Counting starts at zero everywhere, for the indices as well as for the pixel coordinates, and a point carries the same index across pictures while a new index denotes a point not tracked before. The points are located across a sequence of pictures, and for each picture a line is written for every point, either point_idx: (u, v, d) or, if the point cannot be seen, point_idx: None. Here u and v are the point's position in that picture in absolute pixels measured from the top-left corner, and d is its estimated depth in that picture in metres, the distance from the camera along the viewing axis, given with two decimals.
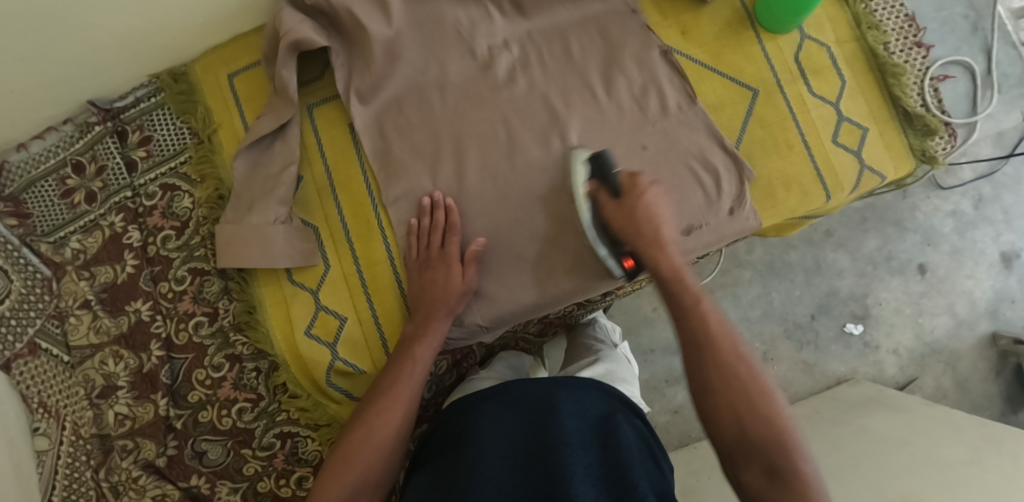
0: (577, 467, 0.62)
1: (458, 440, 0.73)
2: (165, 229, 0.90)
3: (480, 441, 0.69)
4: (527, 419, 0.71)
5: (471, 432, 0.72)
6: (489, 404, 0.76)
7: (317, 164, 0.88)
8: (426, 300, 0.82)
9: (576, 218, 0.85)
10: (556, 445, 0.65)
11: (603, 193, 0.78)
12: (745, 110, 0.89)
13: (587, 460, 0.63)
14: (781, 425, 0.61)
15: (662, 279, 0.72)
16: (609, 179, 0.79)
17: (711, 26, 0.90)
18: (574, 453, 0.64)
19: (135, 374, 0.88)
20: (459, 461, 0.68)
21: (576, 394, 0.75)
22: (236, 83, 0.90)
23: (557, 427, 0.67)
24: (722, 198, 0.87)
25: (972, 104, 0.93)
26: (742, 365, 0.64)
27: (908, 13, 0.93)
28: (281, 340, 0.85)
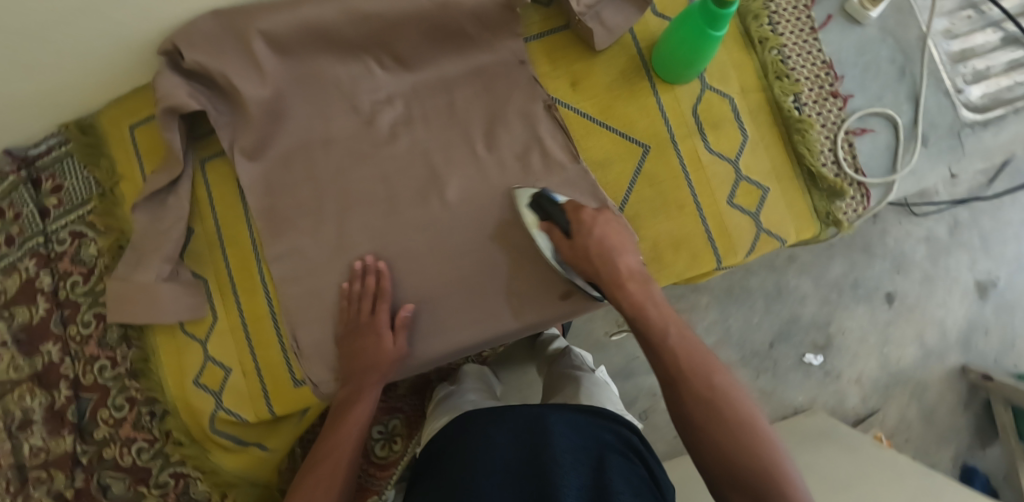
0: (568, 489, 0.63)
1: (449, 465, 0.73)
2: (74, 275, 0.95)
3: (480, 460, 0.70)
4: (524, 439, 0.72)
5: (470, 452, 0.72)
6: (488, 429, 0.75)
7: (207, 219, 0.90)
8: (359, 368, 0.80)
9: (459, 278, 0.84)
10: (550, 465, 0.66)
11: (557, 230, 0.78)
12: (634, 167, 0.85)
13: (578, 482, 0.65)
14: (769, 458, 0.59)
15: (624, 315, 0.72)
16: (556, 217, 0.79)
17: (605, 76, 0.86)
18: (567, 476, 0.65)
19: (47, 410, 0.94)
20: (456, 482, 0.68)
21: (573, 419, 0.76)
22: (137, 134, 0.93)
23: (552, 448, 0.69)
24: None
25: (890, 161, 0.87)
26: (722, 398, 0.62)
27: (825, 60, 0.87)
28: (171, 387, 0.89)
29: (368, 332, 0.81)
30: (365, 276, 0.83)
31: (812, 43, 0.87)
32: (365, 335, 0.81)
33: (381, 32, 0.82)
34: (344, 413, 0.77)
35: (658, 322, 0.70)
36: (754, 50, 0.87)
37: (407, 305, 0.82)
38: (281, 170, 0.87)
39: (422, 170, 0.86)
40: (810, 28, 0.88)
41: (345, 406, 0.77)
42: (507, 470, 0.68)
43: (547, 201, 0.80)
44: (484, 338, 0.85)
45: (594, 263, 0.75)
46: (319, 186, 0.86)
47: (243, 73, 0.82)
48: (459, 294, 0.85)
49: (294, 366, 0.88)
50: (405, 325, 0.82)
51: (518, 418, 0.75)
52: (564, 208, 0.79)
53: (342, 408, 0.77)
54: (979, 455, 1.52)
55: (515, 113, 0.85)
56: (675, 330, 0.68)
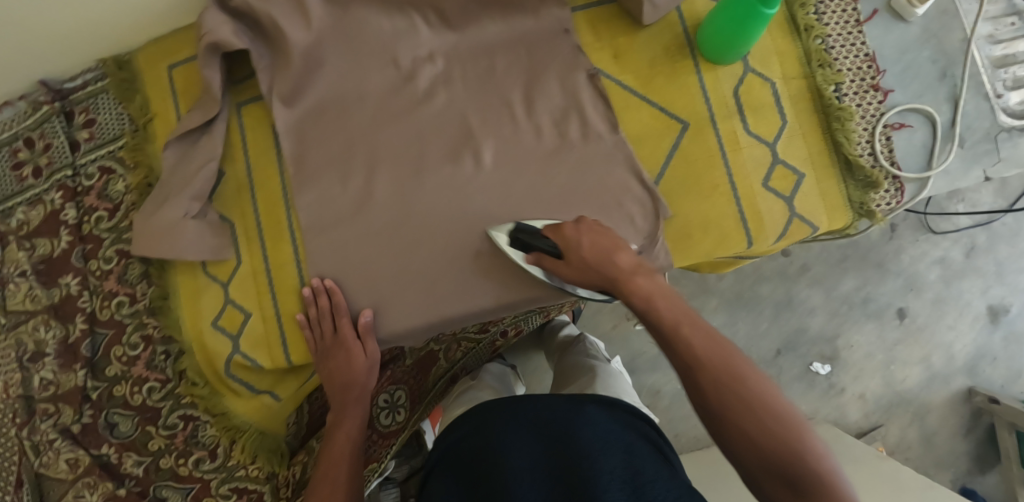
0: (602, 474, 0.64)
1: (474, 459, 0.72)
2: (99, 210, 0.94)
3: (506, 455, 0.69)
4: (548, 429, 0.72)
5: (491, 447, 0.71)
6: (497, 423, 0.75)
7: (238, 162, 0.90)
8: (338, 386, 0.83)
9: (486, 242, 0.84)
10: (580, 457, 0.66)
11: (548, 257, 0.76)
12: (671, 143, 0.85)
13: (611, 465, 0.65)
14: (796, 437, 0.58)
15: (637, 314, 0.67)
16: (538, 245, 0.78)
17: (646, 52, 0.86)
18: (601, 462, 0.65)
19: (60, 343, 0.94)
20: (489, 477, 0.68)
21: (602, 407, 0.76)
22: (174, 74, 0.92)
23: (580, 440, 0.69)
24: (632, 235, 0.83)
25: (927, 158, 0.87)
26: (745, 383, 0.60)
27: (868, 53, 0.87)
28: (189, 327, 0.89)
29: (336, 351, 0.84)
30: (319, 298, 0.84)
31: (857, 35, 0.88)
32: (335, 354, 0.84)
33: None
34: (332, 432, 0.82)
35: (670, 317, 0.65)
36: (798, 37, 0.86)
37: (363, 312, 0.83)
38: (316, 118, 0.86)
39: (457, 131, 0.86)
40: (856, 19, 0.88)
41: (334, 426, 0.82)
42: (536, 467, 0.67)
43: (525, 231, 0.80)
44: (509, 302, 0.85)
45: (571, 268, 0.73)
46: (352, 139, 0.86)
47: (289, 17, 0.82)
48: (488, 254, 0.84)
49: (315, 316, 0.87)
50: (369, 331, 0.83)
51: (532, 412, 0.76)
52: (542, 233, 0.78)
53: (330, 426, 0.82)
54: (978, 480, 1.52)
55: (554, 81, 0.85)
56: (676, 320, 0.65)
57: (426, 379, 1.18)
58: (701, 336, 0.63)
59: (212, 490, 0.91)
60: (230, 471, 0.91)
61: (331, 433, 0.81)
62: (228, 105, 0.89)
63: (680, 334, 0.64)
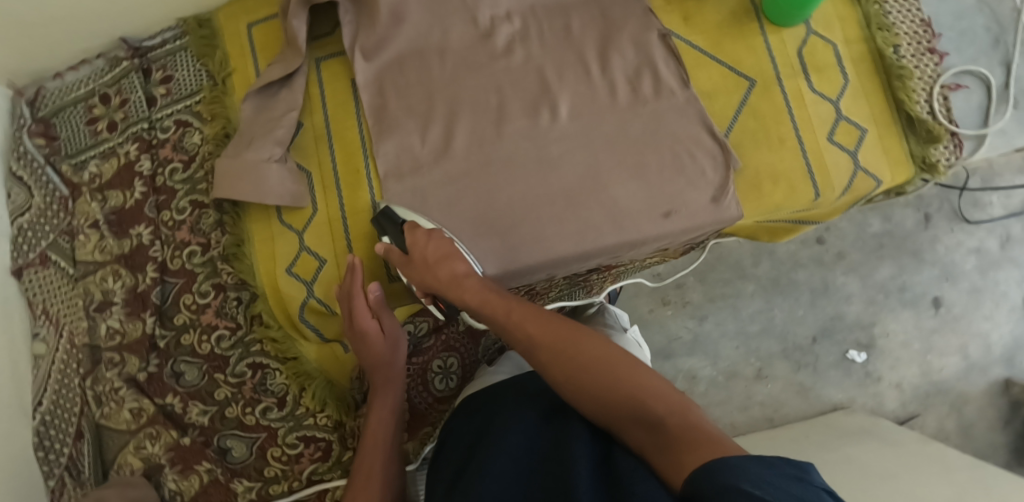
0: (581, 459, 0.61)
1: (476, 439, 0.74)
2: (174, 162, 0.96)
3: (498, 440, 0.68)
4: (545, 422, 0.71)
5: (489, 432, 0.72)
6: (499, 410, 0.76)
7: (317, 114, 0.92)
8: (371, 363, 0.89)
9: (563, 188, 0.87)
10: (561, 447, 0.64)
11: (394, 252, 0.85)
12: (740, 99, 0.88)
13: (588, 450, 0.62)
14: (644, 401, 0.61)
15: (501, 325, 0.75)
16: (394, 237, 0.85)
17: (715, 15, 0.90)
18: (580, 453, 0.62)
19: (129, 292, 0.94)
20: (473, 458, 0.69)
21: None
22: (254, 32, 0.96)
23: (568, 430, 0.66)
24: (704, 186, 0.86)
25: (982, 117, 0.91)
26: (559, 365, 0.68)
27: (924, 18, 0.92)
28: (262, 274, 0.89)
29: (368, 326, 0.87)
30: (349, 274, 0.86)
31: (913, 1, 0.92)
32: (360, 334, 0.87)
33: None
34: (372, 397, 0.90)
35: (502, 314, 0.75)
36: (858, 2, 0.91)
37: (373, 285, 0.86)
38: (396, 73, 0.90)
39: (534, 86, 0.89)
40: None
41: (372, 413, 0.89)
42: (520, 456, 0.66)
43: (388, 219, 0.86)
44: (588, 252, 0.87)
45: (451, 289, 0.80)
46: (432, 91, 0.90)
47: None
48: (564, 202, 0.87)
49: (391, 263, 0.89)
50: (378, 305, 0.87)
51: (539, 403, 0.75)
52: (403, 224, 0.85)
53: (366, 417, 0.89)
54: (1016, 473, 1.53)
55: (627, 39, 0.89)
56: (535, 320, 0.73)
57: (473, 347, 1.14)
58: (580, 333, 0.70)
59: (278, 439, 0.92)
60: (297, 420, 0.92)
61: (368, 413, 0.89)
62: (309, 60, 0.92)
63: (580, 345, 0.69)
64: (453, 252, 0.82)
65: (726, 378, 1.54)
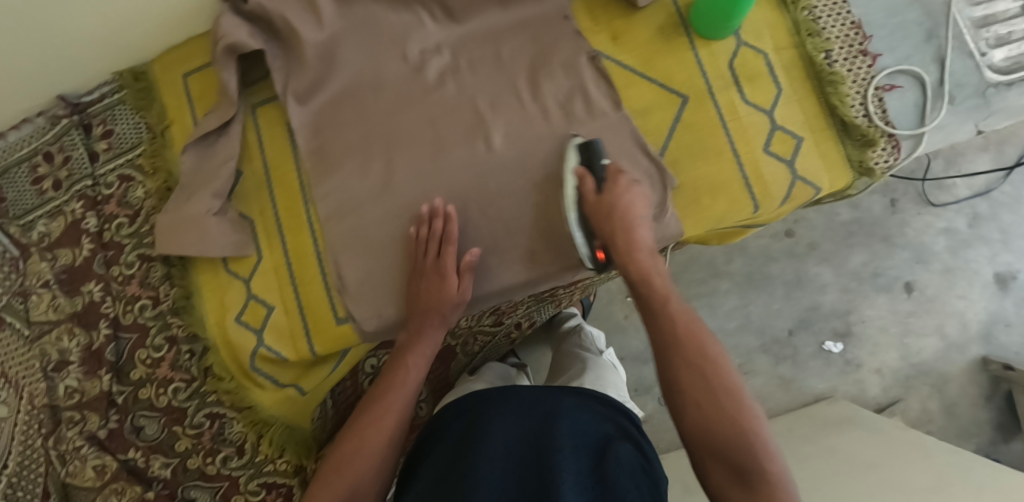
0: (566, 474, 0.64)
1: (467, 435, 0.75)
2: (119, 217, 0.96)
3: (487, 437, 0.72)
4: (530, 421, 0.74)
5: (476, 430, 0.74)
6: (493, 404, 0.78)
7: (256, 161, 0.92)
8: (421, 307, 0.84)
9: (505, 217, 0.86)
10: (551, 450, 0.68)
11: (589, 180, 0.79)
12: (673, 116, 0.88)
13: (576, 465, 0.66)
14: (746, 428, 0.62)
15: (630, 281, 0.75)
16: (595, 169, 0.80)
17: (645, 31, 0.89)
18: (568, 460, 0.67)
19: (85, 350, 0.94)
20: (460, 454, 0.71)
21: (579, 402, 0.79)
22: (189, 82, 0.95)
23: (555, 434, 0.70)
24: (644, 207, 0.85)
25: (919, 115, 0.91)
26: (707, 365, 0.65)
27: (854, 20, 0.92)
28: (213, 324, 0.90)
29: (432, 274, 0.83)
30: (433, 219, 0.84)
31: (842, 5, 0.92)
32: (428, 277, 0.84)
33: None
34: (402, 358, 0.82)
35: (660, 292, 0.73)
36: (786, 10, 0.91)
37: (471, 250, 0.84)
38: (328, 114, 0.89)
39: (468, 116, 0.88)
40: None
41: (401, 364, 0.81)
42: (510, 452, 0.70)
43: (593, 150, 0.82)
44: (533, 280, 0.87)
45: (612, 219, 0.77)
46: (368, 130, 0.89)
47: (302, 18, 0.85)
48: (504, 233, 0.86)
49: (338, 304, 0.89)
50: (469, 269, 0.84)
51: (519, 397, 0.79)
52: (606, 164, 0.81)
53: (393, 366, 0.81)
54: (1002, 449, 1.52)
55: (559, 63, 0.88)
56: (675, 306, 0.71)
57: (445, 370, 1.23)
58: (676, 325, 0.69)
59: (241, 487, 0.92)
60: (258, 466, 0.93)
61: (398, 363, 0.81)
62: (245, 108, 0.92)
63: (709, 356, 0.66)
64: (640, 213, 0.79)
65: None
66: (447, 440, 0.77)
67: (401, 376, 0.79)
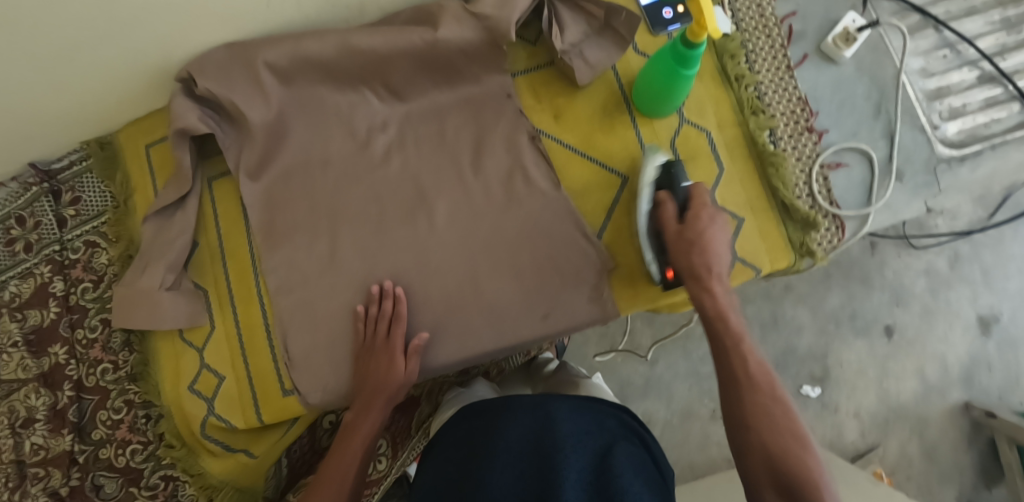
0: (569, 472, 0.67)
1: (475, 438, 0.80)
2: (84, 282, 1.00)
3: (498, 437, 0.77)
4: (537, 425, 0.77)
5: (486, 434, 0.79)
6: (502, 411, 0.82)
7: (211, 232, 0.96)
8: (367, 388, 0.83)
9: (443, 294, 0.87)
10: (553, 449, 0.71)
11: (671, 204, 0.80)
12: (612, 197, 0.89)
13: (578, 464, 0.70)
14: (808, 467, 0.62)
15: (705, 315, 0.74)
16: (677, 191, 0.81)
17: (587, 108, 0.91)
18: (572, 457, 0.70)
19: (50, 410, 0.99)
20: (479, 456, 0.75)
21: (575, 405, 0.82)
22: (151, 152, 1.00)
23: (556, 435, 0.74)
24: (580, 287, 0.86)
25: (864, 195, 0.89)
26: (777, 404, 0.66)
27: (801, 96, 0.91)
28: (167, 392, 0.94)
29: (381, 354, 0.83)
30: (383, 299, 0.86)
31: (788, 79, 0.91)
32: (377, 357, 0.84)
33: (376, 63, 0.88)
34: (344, 436, 0.80)
35: (736, 329, 0.72)
36: (730, 87, 0.91)
37: (421, 334, 0.85)
38: (276, 187, 0.92)
39: (412, 192, 0.90)
40: (786, 65, 0.91)
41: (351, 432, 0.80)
42: (513, 450, 0.74)
43: (675, 176, 0.82)
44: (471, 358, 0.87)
45: (692, 253, 0.76)
46: (315, 203, 0.91)
47: (249, 99, 0.88)
48: (445, 310, 0.87)
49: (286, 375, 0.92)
50: (416, 351, 0.83)
51: (528, 403, 0.83)
52: (687, 187, 0.81)
53: (348, 431, 0.81)
54: (984, 496, 1.47)
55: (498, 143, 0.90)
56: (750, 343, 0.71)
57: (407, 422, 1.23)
58: (753, 363, 0.69)
59: None
60: None
61: (350, 431, 0.81)
62: (202, 181, 0.96)
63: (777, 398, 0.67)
64: (721, 240, 0.77)
65: (680, 421, 1.52)
66: (453, 447, 0.82)
67: (353, 443, 0.79)
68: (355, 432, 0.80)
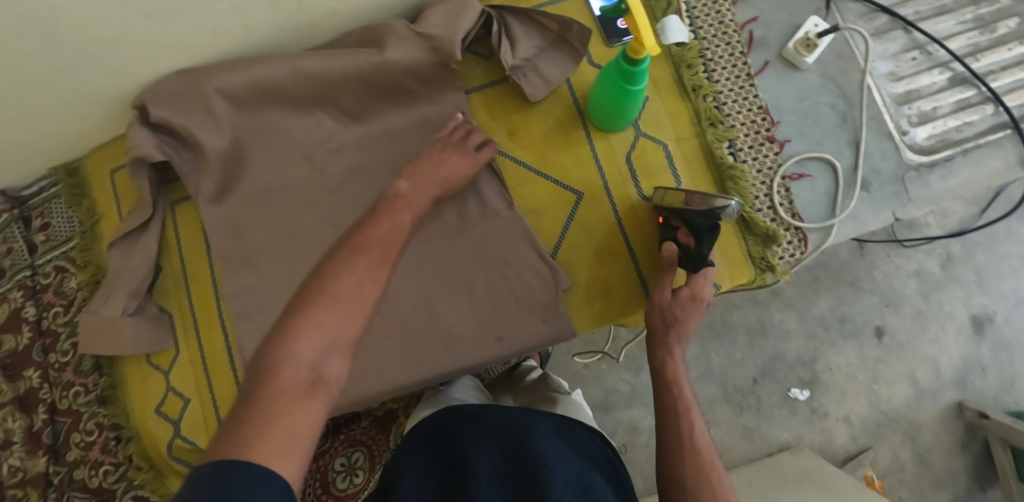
0: (558, 488, 0.66)
1: (454, 445, 0.76)
2: (56, 306, 1.02)
3: (473, 455, 0.72)
4: (511, 436, 0.75)
5: (461, 448, 0.74)
6: (477, 425, 0.78)
7: (174, 257, 0.97)
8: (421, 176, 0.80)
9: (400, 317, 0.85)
10: (538, 464, 0.69)
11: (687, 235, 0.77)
12: (567, 213, 0.88)
13: (565, 476, 0.69)
14: None
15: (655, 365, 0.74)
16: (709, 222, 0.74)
17: (541, 126, 0.90)
18: (558, 471, 0.69)
19: (25, 433, 1.01)
20: (456, 472, 0.71)
21: (553, 424, 0.80)
22: (116, 179, 1.02)
23: (537, 447, 0.72)
24: (535, 307, 0.85)
25: (829, 206, 0.87)
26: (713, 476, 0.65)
27: (762, 105, 0.89)
28: (137, 413, 0.95)
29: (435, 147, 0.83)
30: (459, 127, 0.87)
31: (749, 88, 0.89)
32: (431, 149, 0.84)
33: (329, 86, 0.88)
34: (342, 255, 0.65)
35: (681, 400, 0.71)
36: (688, 98, 0.89)
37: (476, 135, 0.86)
38: (232, 213, 0.91)
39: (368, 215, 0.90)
40: (747, 73, 0.89)
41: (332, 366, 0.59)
42: (497, 470, 0.70)
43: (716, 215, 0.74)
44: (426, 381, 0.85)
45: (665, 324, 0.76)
46: (273, 228, 0.91)
47: (204, 126, 0.88)
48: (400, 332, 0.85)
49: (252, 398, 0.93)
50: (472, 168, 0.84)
51: (505, 416, 0.79)
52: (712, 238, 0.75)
53: (293, 315, 0.59)
54: (980, 499, 1.44)
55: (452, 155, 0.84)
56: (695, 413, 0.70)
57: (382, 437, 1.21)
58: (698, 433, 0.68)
59: None
60: None
61: (329, 279, 0.62)
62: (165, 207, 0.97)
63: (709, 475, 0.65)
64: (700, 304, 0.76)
65: None
66: (431, 452, 0.77)
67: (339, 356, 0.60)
68: (357, 252, 0.65)
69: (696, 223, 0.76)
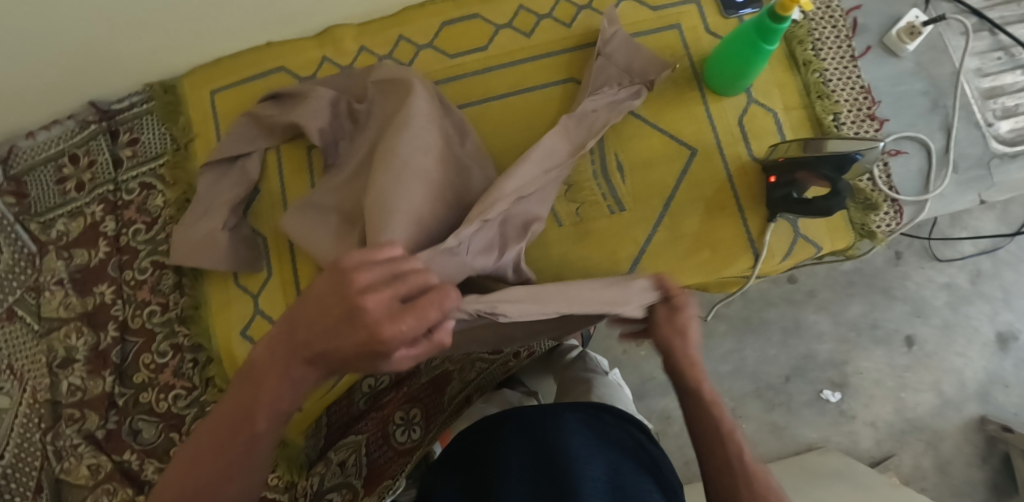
0: (589, 484, 0.68)
1: (482, 453, 0.78)
2: (137, 223, 0.98)
3: (503, 460, 0.74)
4: (539, 431, 0.75)
5: (491, 452, 0.76)
6: (504, 426, 0.79)
7: (273, 180, 0.95)
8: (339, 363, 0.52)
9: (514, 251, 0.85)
10: (567, 461, 0.70)
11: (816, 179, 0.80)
12: (681, 167, 0.90)
13: (595, 475, 0.70)
14: None
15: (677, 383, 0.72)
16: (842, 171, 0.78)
17: (656, 84, 0.93)
18: (588, 468, 0.70)
19: (91, 350, 0.97)
20: (486, 480, 0.74)
21: (584, 416, 0.79)
22: (218, 98, 0.99)
23: (567, 445, 0.72)
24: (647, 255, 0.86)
25: (923, 182, 0.92)
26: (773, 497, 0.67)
27: (864, 85, 0.93)
28: (217, 336, 0.92)
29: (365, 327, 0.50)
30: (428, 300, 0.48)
31: (852, 69, 0.94)
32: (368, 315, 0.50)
33: None
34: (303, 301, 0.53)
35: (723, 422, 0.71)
36: (798, 71, 0.93)
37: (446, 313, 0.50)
38: (334, 137, 0.89)
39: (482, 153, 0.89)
40: (851, 55, 0.94)
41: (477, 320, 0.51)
42: (526, 470, 0.72)
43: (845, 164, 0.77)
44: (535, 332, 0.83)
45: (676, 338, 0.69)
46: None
47: None
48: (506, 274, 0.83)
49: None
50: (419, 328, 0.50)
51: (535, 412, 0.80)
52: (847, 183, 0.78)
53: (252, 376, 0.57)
54: None
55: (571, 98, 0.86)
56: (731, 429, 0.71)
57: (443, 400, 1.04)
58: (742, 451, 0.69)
59: None
60: None
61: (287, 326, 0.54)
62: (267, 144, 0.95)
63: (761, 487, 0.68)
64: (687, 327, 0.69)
65: None
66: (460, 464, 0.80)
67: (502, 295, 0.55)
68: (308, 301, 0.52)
69: (824, 174, 0.78)
